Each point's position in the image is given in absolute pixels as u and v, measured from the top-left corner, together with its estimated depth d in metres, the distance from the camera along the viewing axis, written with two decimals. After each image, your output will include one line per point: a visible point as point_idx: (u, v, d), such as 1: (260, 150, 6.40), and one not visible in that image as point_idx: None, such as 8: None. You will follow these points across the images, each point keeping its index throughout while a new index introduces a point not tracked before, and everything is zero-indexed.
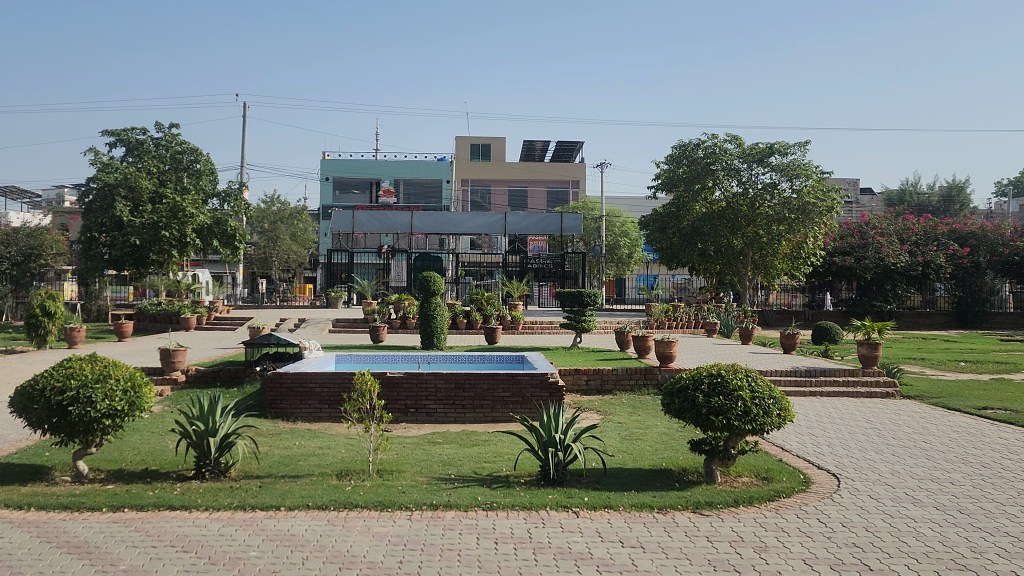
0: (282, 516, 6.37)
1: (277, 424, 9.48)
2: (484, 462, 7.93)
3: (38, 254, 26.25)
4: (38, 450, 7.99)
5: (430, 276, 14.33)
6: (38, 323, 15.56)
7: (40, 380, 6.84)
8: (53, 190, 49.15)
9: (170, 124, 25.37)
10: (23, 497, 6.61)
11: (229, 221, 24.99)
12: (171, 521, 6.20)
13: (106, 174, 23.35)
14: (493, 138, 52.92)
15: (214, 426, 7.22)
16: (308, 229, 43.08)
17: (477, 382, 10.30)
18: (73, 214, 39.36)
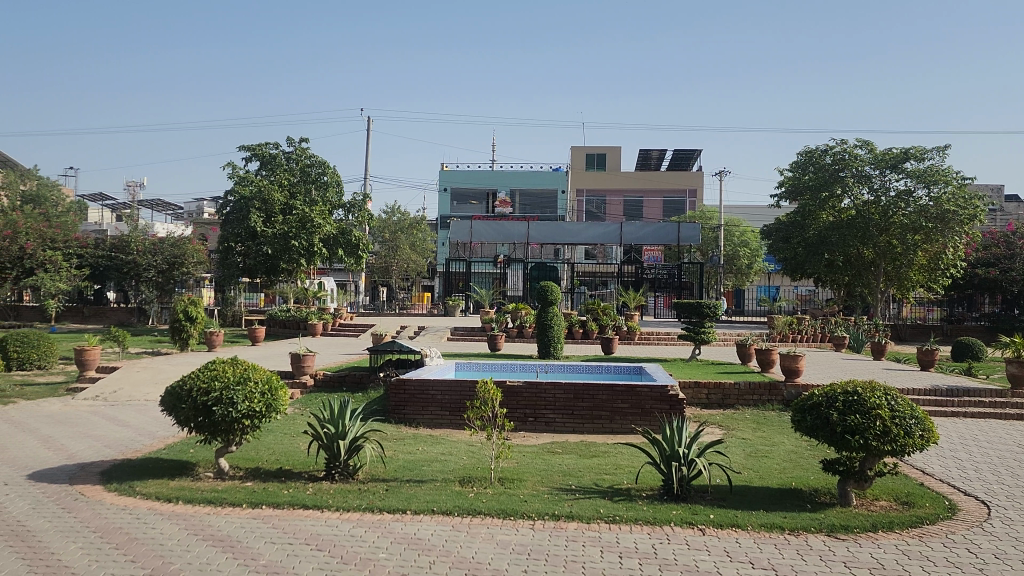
0: (409, 520, 6.51)
1: (401, 429, 9.72)
2: (605, 475, 7.85)
3: (181, 262, 27.96)
4: (184, 447, 8.49)
5: (548, 286, 14.49)
6: (181, 326, 16.58)
7: (188, 381, 7.29)
8: (192, 203, 52.32)
9: (300, 137, 26.39)
10: (171, 491, 7.04)
11: (353, 232, 26.09)
12: (304, 521, 6.45)
13: (242, 187, 24.57)
14: (608, 148, 52.76)
15: (343, 429, 7.47)
16: (427, 239, 44.12)
17: (595, 393, 10.24)
18: (212, 225, 41.89)
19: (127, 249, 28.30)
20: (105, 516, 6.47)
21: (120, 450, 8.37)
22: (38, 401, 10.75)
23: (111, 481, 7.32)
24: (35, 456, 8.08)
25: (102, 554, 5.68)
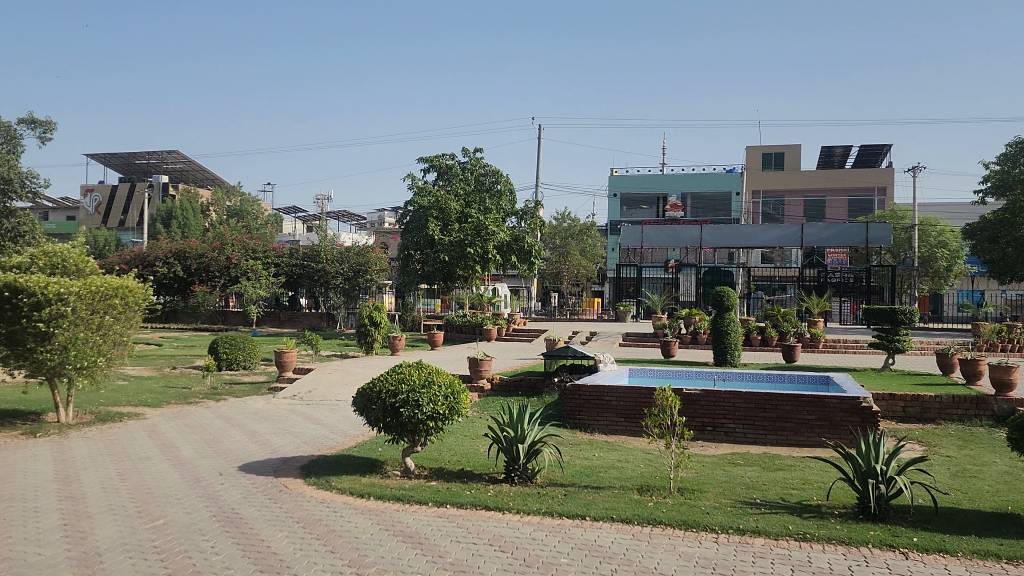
0: (589, 526, 6.50)
1: (576, 435, 9.75)
2: (792, 489, 7.49)
3: (365, 270, 29.61)
4: (373, 445, 8.95)
5: (724, 291, 14.08)
6: (367, 331, 17.56)
7: (378, 383, 7.68)
8: (375, 214, 55.34)
9: (474, 148, 27.18)
10: (363, 487, 7.45)
11: (525, 238, 26.50)
12: (488, 521, 6.61)
13: (420, 199, 25.71)
14: (786, 146, 50.52)
15: (522, 433, 7.59)
16: (597, 245, 44.13)
17: (779, 403, 9.79)
18: (393, 234, 44.20)
19: (318, 258, 30.44)
20: (307, 508, 6.95)
21: (317, 446, 8.96)
22: (244, 398, 11.74)
23: (310, 475, 7.84)
24: (245, 449, 8.81)
25: (304, 544, 6.09)
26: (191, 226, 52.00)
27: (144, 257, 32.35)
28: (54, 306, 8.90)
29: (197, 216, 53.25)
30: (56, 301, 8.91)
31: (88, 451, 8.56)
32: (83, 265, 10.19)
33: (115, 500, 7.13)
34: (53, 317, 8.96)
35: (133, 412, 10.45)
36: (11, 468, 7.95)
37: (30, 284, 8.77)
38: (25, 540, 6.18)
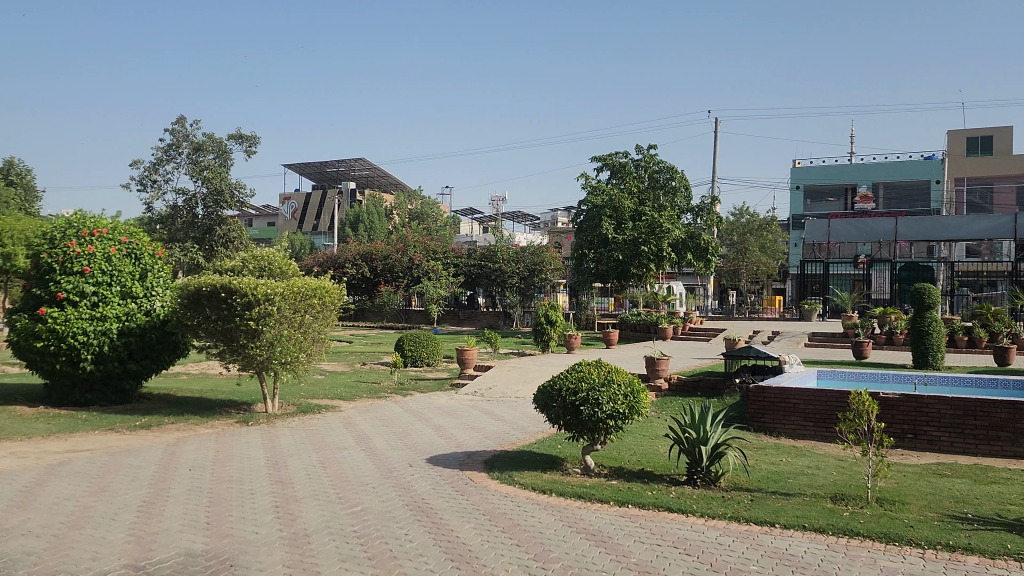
0: (779, 534, 6.24)
1: (761, 438, 9.40)
2: (1009, 505, 6.81)
3: (539, 269, 30.06)
4: (553, 443, 9.07)
5: (925, 288, 13.06)
6: (543, 329, 17.82)
7: (558, 381, 7.77)
8: (548, 214, 56.03)
9: (648, 144, 26.86)
10: (544, 483, 7.57)
11: (701, 235, 25.90)
12: (670, 523, 6.50)
13: (594, 198, 25.76)
14: (995, 128, 46.15)
15: (705, 435, 7.40)
16: (778, 241, 42.30)
17: (992, 411, 8.93)
18: (567, 233, 44.56)
19: (495, 258, 31.28)
20: (492, 501, 7.16)
21: (499, 442, 9.21)
22: (429, 394, 12.26)
23: (494, 470, 8.07)
24: (431, 442, 9.20)
25: (491, 535, 6.29)
26: (377, 229, 55.04)
27: (336, 260, 34.64)
28: (262, 306, 9.69)
29: (382, 219, 56.34)
30: (264, 301, 9.70)
31: (292, 440, 9.28)
32: (286, 268, 11.01)
33: (317, 485, 7.68)
34: (261, 316, 9.77)
35: (330, 405, 11.22)
36: (228, 452, 8.78)
37: (242, 285, 9.61)
38: (243, 519, 6.80)
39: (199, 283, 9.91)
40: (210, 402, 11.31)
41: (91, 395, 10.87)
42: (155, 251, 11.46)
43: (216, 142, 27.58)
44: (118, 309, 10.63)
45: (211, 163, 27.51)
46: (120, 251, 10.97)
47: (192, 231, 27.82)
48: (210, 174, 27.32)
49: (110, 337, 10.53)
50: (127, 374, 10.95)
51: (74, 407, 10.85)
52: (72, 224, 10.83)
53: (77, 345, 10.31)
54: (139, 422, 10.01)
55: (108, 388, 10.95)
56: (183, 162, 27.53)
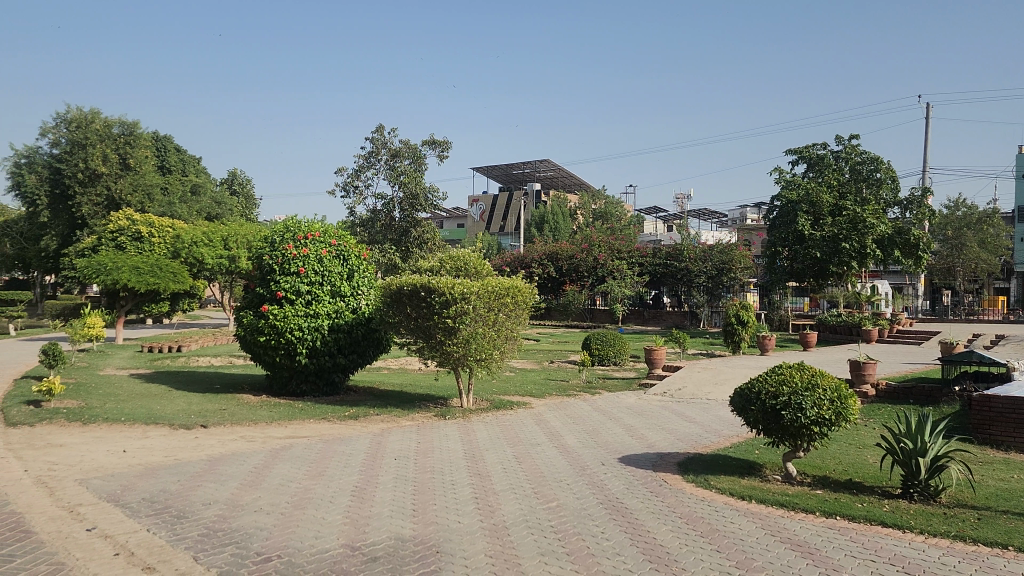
0: (1013, 557, 5.67)
1: (988, 452, 8.57)
2: None
3: (729, 268, 29.12)
4: (750, 448, 8.77)
5: None
6: (733, 330, 17.31)
7: (757, 383, 7.51)
8: (737, 211, 54.23)
9: (850, 134, 25.36)
10: (743, 489, 7.33)
11: (911, 230, 24.01)
12: (886, 539, 6.08)
13: (790, 192, 24.71)
14: None
15: (923, 446, 6.86)
16: (1000, 234, 38.43)
17: None
18: (757, 231, 42.96)
19: (681, 257, 30.69)
20: (688, 504, 7.03)
21: (692, 444, 9.03)
22: (618, 393, 12.24)
23: (688, 472, 7.92)
24: (623, 442, 9.17)
25: (690, 539, 6.17)
26: (561, 229, 55.77)
27: (522, 260, 35.51)
28: (459, 305, 10.09)
29: (567, 220, 57.02)
30: (460, 300, 10.08)
31: (488, 434, 9.59)
32: (481, 268, 11.37)
33: (514, 480, 7.88)
34: (457, 315, 10.18)
35: (522, 401, 11.48)
36: (428, 444, 9.22)
37: (440, 285, 10.05)
38: (446, 508, 7.13)
39: (401, 283, 10.48)
40: (410, 395, 11.93)
41: (306, 386, 11.81)
42: (360, 252, 12.23)
43: (412, 149, 29.08)
44: (329, 307, 11.43)
45: (407, 168, 29.03)
46: (331, 253, 11.83)
47: (389, 233, 29.52)
48: (406, 179, 28.84)
49: (322, 333, 11.34)
50: (336, 368, 11.77)
51: (292, 397, 11.83)
52: (290, 228, 11.81)
53: (294, 340, 11.21)
54: (348, 413, 10.75)
55: (320, 380, 11.83)
56: (382, 169, 29.26)
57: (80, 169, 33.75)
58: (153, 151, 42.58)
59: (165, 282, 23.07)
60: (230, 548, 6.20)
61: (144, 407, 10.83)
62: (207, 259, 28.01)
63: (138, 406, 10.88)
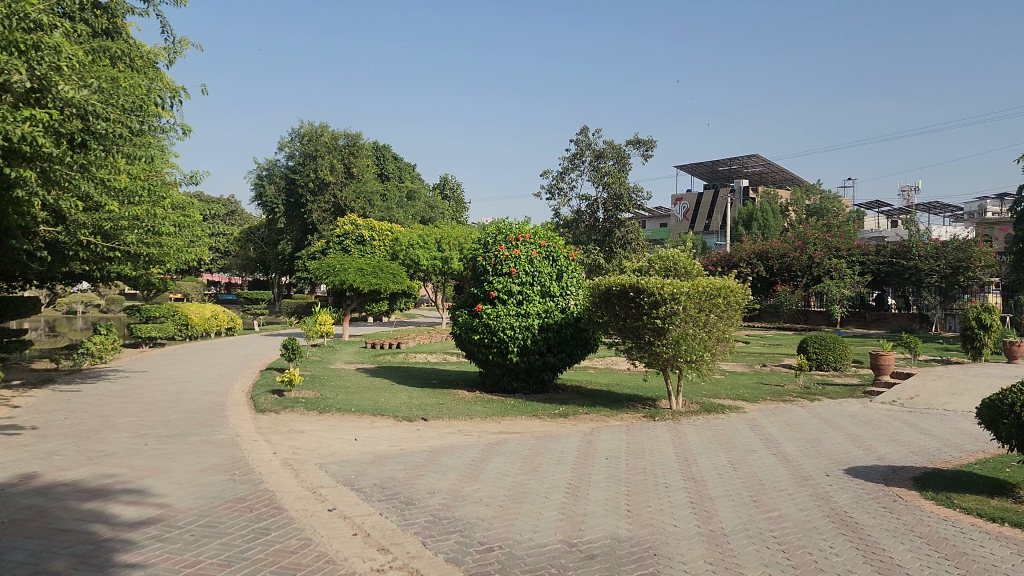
0: None
1: None
2: None
3: (966, 266, 26.24)
4: (999, 465, 7.92)
5: None
6: (974, 334, 15.74)
7: (1010, 395, 6.75)
8: (975, 203, 49.22)
9: None
10: (993, 510, 6.62)
11: None
12: None
13: None
14: None
15: None
16: None
17: None
18: (1000, 224, 38.73)
19: (909, 255, 28.38)
20: (929, 524, 6.46)
21: (929, 458, 8.30)
22: (840, 400, 11.51)
23: (926, 488, 7.29)
24: (848, 452, 8.61)
25: (933, 562, 5.67)
26: (771, 227, 53.51)
27: (730, 260, 34.41)
28: (669, 305, 9.94)
29: (777, 217, 54.60)
30: (670, 300, 9.93)
31: (700, 438, 9.36)
32: (691, 268, 11.14)
33: (731, 486, 7.63)
34: (667, 315, 10.04)
35: (735, 405, 11.11)
36: (639, 445, 9.15)
37: (650, 285, 9.95)
38: (661, 511, 7.04)
39: (610, 283, 10.50)
40: (618, 396, 11.93)
41: (517, 383, 12.17)
42: (569, 253, 12.39)
43: (616, 149, 29.10)
44: (539, 306, 11.67)
45: (611, 169, 29.09)
46: (540, 254, 12.10)
47: (594, 234, 29.79)
48: (610, 180, 28.92)
49: (532, 332, 11.61)
50: (546, 366, 12.03)
51: (503, 394, 12.22)
52: (501, 231, 12.23)
53: (506, 338, 11.59)
54: (558, 411, 10.93)
55: (530, 377, 12.14)
56: (586, 170, 29.55)
57: (311, 179, 36.90)
58: (374, 160, 45.76)
59: (386, 282, 24.68)
60: (455, 536, 6.51)
61: (371, 399, 11.65)
62: (422, 260, 29.68)
63: (366, 398, 11.72)
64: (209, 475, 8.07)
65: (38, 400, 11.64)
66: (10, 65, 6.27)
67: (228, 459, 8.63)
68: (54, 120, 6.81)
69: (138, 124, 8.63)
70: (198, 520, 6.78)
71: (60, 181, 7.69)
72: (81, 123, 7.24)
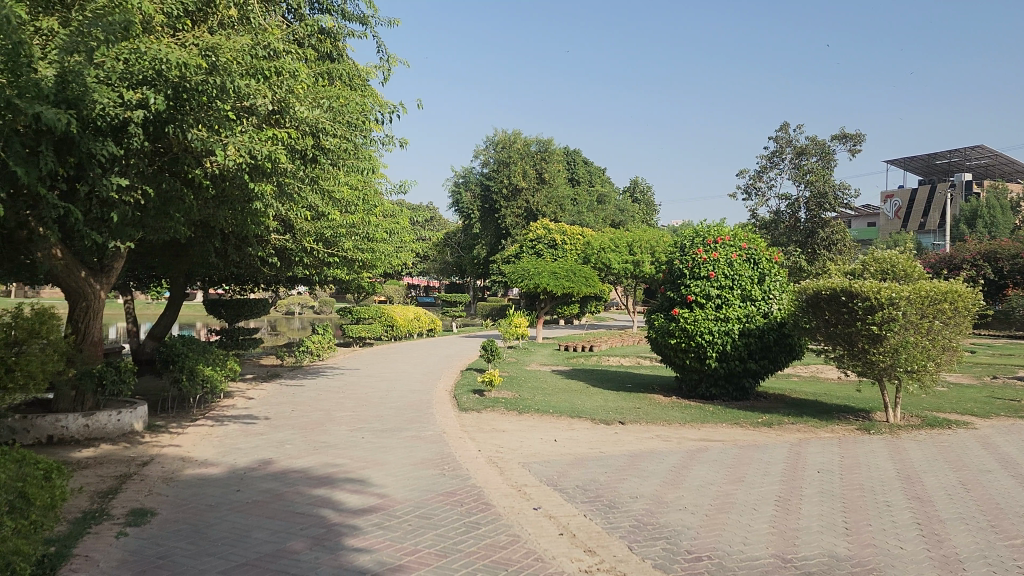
0: None
1: None
2: None
3: None
4: None
5: None
6: None
7: None
8: None
9: None
10: None
11: None
12: None
13: None
14: None
15: None
16: None
17: None
18: None
19: None
20: None
21: None
22: None
23: None
24: None
25: None
26: (999, 225, 48.56)
27: (949, 260, 31.62)
28: (887, 310, 9.28)
29: (1007, 213, 49.46)
30: (888, 305, 9.26)
31: (924, 455, 8.65)
32: (911, 270, 10.34)
33: (964, 509, 6.99)
34: (885, 321, 9.38)
35: (962, 421, 10.17)
36: (853, 460, 8.61)
37: (864, 290, 9.34)
38: (884, 531, 6.57)
39: (819, 287, 9.97)
40: (826, 406, 11.30)
41: (716, 390, 11.87)
42: (772, 255, 11.90)
43: (820, 145, 27.67)
44: (740, 311, 11.30)
45: (814, 166, 27.75)
46: (741, 256, 11.72)
47: (795, 234, 28.55)
48: (813, 177, 27.58)
49: (732, 337, 11.26)
50: (747, 373, 11.62)
51: (701, 400, 11.97)
52: (699, 233, 11.99)
53: (704, 343, 11.33)
54: (761, 420, 10.52)
55: (729, 384, 11.80)
56: (787, 167, 28.38)
57: (505, 185, 38.09)
58: (565, 165, 46.48)
59: (579, 285, 24.94)
60: (662, 542, 6.43)
61: (568, 401, 11.81)
62: (613, 263, 29.71)
63: (563, 400, 11.90)
64: (421, 468, 8.52)
65: (268, 392, 12.81)
66: (257, 89, 6.93)
67: (437, 454, 9.06)
68: (292, 138, 7.50)
69: (359, 139, 9.33)
70: (414, 510, 7.16)
71: (293, 193, 8.45)
72: (312, 140, 7.91)
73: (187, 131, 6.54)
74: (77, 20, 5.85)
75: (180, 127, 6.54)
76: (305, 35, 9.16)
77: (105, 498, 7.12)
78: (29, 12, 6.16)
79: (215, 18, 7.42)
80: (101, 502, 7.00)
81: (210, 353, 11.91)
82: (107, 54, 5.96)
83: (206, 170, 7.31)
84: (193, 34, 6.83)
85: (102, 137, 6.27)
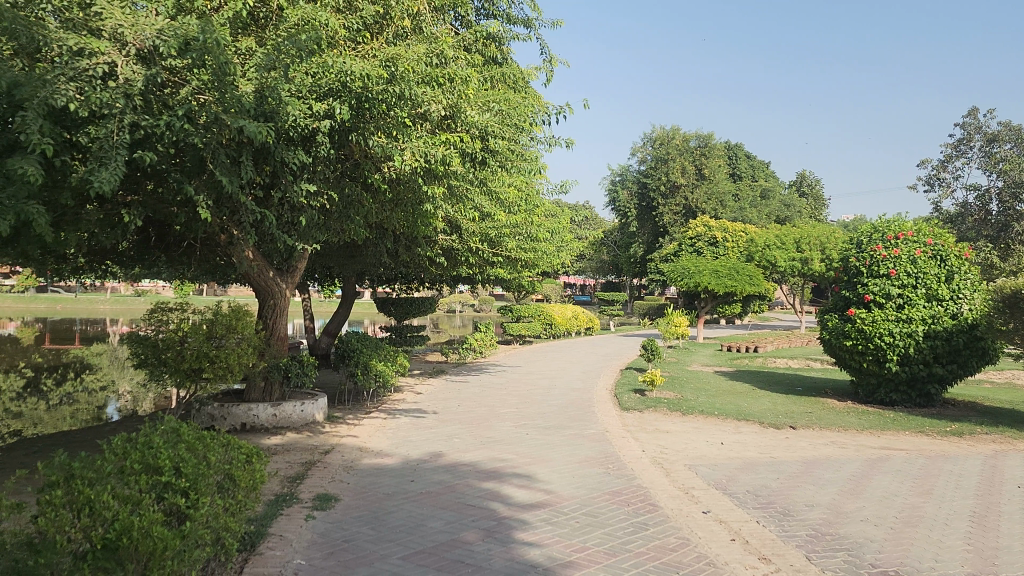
0: None
1: None
2: None
3: None
4: None
5: None
6: None
7: None
8: None
9: None
10: None
11: None
12: None
13: None
14: None
15: None
16: None
17: None
18: None
19: None
20: None
21: None
22: None
23: None
24: None
25: None
26: None
27: None
28: None
29: None
30: None
31: None
32: None
33: None
34: None
35: None
36: None
37: None
38: None
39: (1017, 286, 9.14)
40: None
41: (896, 395, 11.15)
42: (962, 251, 11.00)
43: (1015, 131, 25.45)
44: (924, 312, 10.54)
45: (1008, 155, 25.56)
46: (926, 253, 10.92)
47: (985, 228, 26.35)
48: (1006, 166, 25.39)
49: (915, 339, 10.52)
50: (932, 378, 10.83)
51: (880, 406, 11.27)
52: (879, 228, 11.30)
53: (884, 345, 10.68)
54: (950, 429, 9.76)
55: (912, 390, 11.04)
56: (975, 156, 26.27)
57: (663, 182, 37.51)
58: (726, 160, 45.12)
59: (742, 284, 24.12)
60: (843, 554, 6.12)
61: (734, 404, 11.47)
62: (779, 261, 28.52)
63: (728, 402, 11.57)
64: (586, 467, 8.55)
65: (435, 388, 13.29)
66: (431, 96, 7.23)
67: (602, 453, 9.06)
68: (464, 142, 7.77)
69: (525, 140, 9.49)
70: (581, 508, 7.20)
71: (462, 195, 8.71)
72: (482, 143, 8.13)
73: (368, 138, 6.93)
74: (275, 39, 6.36)
75: (362, 134, 6.93)
76: (473, 41, 9.43)
77: (294, 483, 7.66)
78: (232, 34, 6.73)
79: (391, 29, 7.78)
80: (291, 486, 7.54)
81: (382, 348, 12.53)
82: (300, 70, 6.45)
83: (384, 174, 7.69)
84: (373, 47, 7.22)
85: (294, 145, 6.76)
